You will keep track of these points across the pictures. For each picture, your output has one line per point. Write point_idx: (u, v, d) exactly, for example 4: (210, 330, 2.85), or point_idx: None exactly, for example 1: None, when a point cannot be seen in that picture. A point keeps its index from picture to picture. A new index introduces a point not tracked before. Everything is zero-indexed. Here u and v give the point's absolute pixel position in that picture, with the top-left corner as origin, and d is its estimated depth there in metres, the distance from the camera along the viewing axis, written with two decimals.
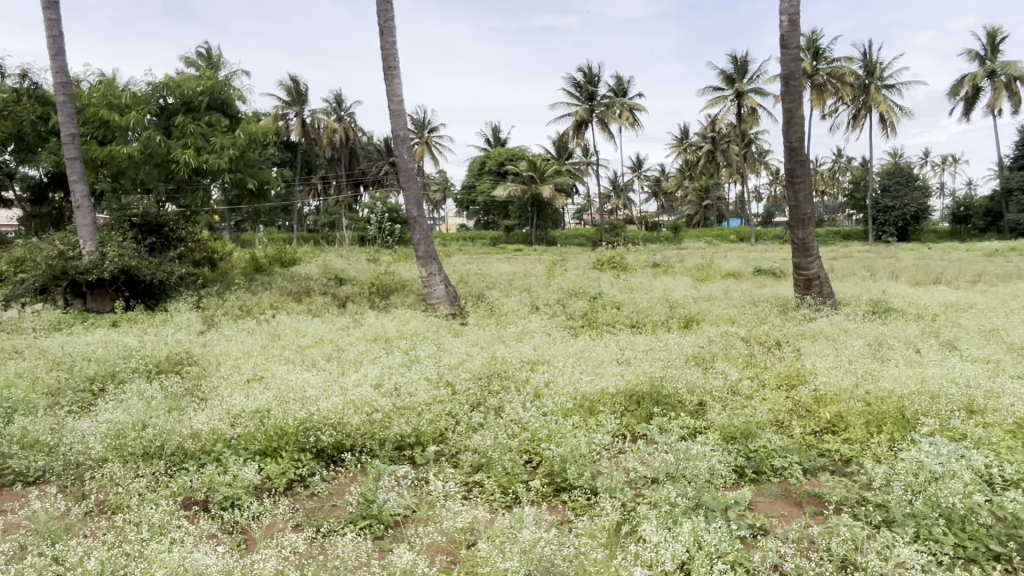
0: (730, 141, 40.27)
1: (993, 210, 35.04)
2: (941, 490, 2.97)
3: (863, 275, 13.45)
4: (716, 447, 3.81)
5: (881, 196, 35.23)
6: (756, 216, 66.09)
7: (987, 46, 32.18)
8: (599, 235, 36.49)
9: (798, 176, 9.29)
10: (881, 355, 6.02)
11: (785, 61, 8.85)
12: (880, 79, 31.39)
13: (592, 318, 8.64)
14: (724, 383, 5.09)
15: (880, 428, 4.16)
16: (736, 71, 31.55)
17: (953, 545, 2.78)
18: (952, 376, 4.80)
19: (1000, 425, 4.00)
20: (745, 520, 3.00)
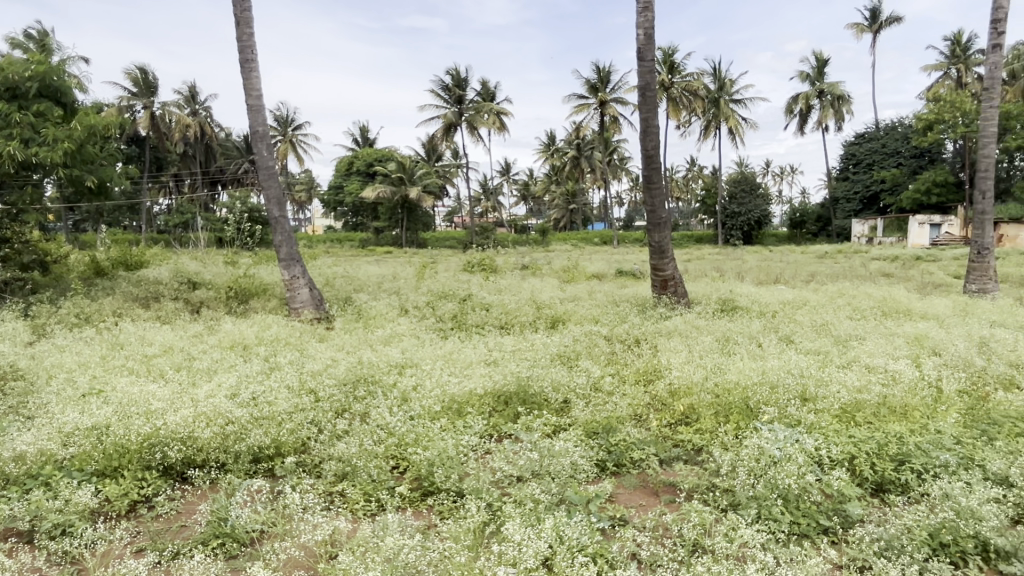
0: (594, 148, 41.92)
1: (823, 217, 38.77)
2: (779, 473, 3.24)
3: (713, 276, 14.44)
4: (579, 443, 3.92)
5: (728, 203, 38.01)
6: (618, 221, 69.48)
7: (816, 69, 35.61)
8: (469, 237, 36.72)
9: (654, 183, 9.80)
10: (728, 349, 6.48)
11: (641, 72, 9.30)
12: (728, 94, 33.86)
13: (462, 319, 8.69)
14: (587, 380, 5.25)
15: (726, 418, 4.47)
16: (599, 81, 32.87)
17: (790, 523, 3.02)
18: (788, 368, 5.25)
19: (829, 410, 4.43)
20: (606, 512, 3.11)
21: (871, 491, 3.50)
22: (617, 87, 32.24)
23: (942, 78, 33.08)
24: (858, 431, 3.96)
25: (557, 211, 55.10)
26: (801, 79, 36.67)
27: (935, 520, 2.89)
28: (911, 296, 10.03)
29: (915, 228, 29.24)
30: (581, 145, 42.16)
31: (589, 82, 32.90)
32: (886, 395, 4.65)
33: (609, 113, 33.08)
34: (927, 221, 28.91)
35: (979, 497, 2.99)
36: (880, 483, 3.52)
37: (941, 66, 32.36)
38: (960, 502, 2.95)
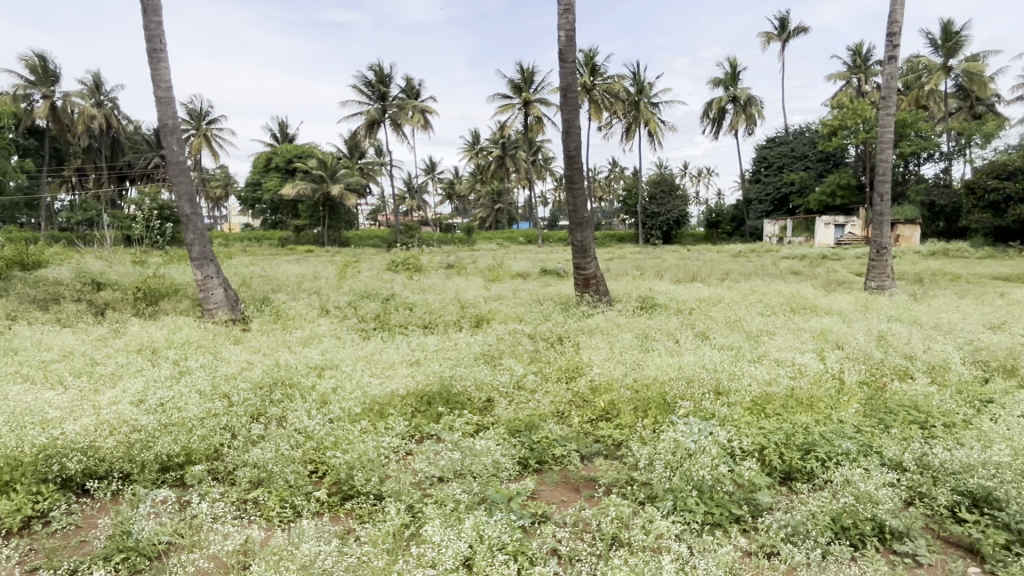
0: (518, 148, 42.20)
1: (738, 217, 40.34)
2: (693, 465, 3.35)
3: (633, 274, 14.77)
4: (500, 442, 3.92)
5: (649, 203, 39.01)
6: (543, 221, 70.31)
7: (729, 75, 37.02)
8: (393, 236, 36.25)
9: (576, 183, 9.94)
10: (646, 346, 6.63)
11: (563, 74, 9.42)
12: (647, 97, 34.74)
13: (385, 319, 8.57)
14: (510, 378, 5.28)
15: (645, 412, 4.59)
16: (522, 81, 33.10)
17: (705, 513, 3.12)
18: (703, 362, 5.43)
19: (741, 402, 4.61)
20: (527, 509, 3.13)
21: (780, 479, 3.66)
22: (540, 87, 32.55)
23: (844, 87, 34.98)
24: (768, 423, 4.13)
25: (482, 209, 55.15)
26: (715, 84, 38.02)
27: (837, 504, 3.05)
28: (817, 293, 10.56)
29: (822, 228, 30.87)
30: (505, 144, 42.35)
31: (513, 82, 33.07)
32: (794, 387, 4.87)
33: (533, 112, 33.35)
34: (832, 221, 30.56)
35: (875, 482, 3.17)
36: (788, 471, 3.69)
37: (843, 75, 34.21)
38: (859, 487, 3.13)
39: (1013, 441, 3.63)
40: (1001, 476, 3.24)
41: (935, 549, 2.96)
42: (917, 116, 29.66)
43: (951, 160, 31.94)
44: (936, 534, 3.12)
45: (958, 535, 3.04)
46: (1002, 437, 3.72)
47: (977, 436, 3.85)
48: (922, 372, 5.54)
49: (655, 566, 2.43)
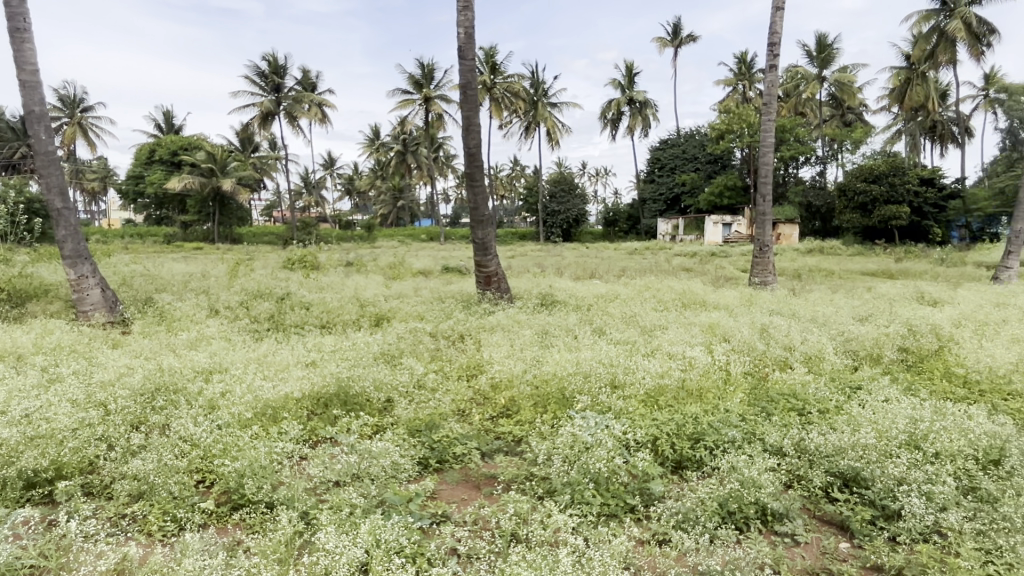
0: (419, 144, 41.79)
1: (633, 216, 41.70)
2: (590, 458, 3.42)
3: (534, 272, 14.93)
4: (399, 442, 3.86)
5: (549, 201, 39.66)
6: (444, 219, 70.11)
7: (625, 77, 38.16)
8: (289, 233, 35.02)
9: (476, 180, 9.95)
10: (546, 342, 6.74)
11: (462, 71, 9.39)
12: (546, 97, 35.26)
13: (280, 319, 8.26)
14: (410, 378, 5.21)
15: (544, 408, 4.67)
16: (423, 77, 32.78)
17: (600, 505, 3.20)
18: (600, 357, 5.56)
19: (635, 395, 4.77)
20: (427, 509, 3.10)
21: (671, 468, 3.80)
22: (441, 83, 32.36)
23: (731, 92, 36.79)
24: (660, 414, 4.29)
25: (383, 206, 54.21)
26: (612, 87, 39.10)
27: (724, 490, 3.20)
28: (706, 289, 11.06)
29: (710, 227, 32.47)
30: (406, 140, 41.83)
31: (413, 77, 32.67)
32: (685, 379, 5.09)
33: (434, 109, 33.11)
34: (720, 221, 32.21)
35: (758, 467, 3.37)
36: (679, 460, 3.84)
37: (730, 81, 36.00)
38: (744, 473, 3.30)
39: (878, 424, 3.95)
40: (867, 456, 3.51)
41: (811, 528, 3.16)
42: (795, 122, 31.67)
43: (825, 163, 34.31)
44: (813, 514, 3.32)
45: (832, 513, 3.26)
46: (869, 421, 4.03)
47: (847, 420, 4.16)
48: (800, 361, 5.93)
49: (552, 560, 2.46)
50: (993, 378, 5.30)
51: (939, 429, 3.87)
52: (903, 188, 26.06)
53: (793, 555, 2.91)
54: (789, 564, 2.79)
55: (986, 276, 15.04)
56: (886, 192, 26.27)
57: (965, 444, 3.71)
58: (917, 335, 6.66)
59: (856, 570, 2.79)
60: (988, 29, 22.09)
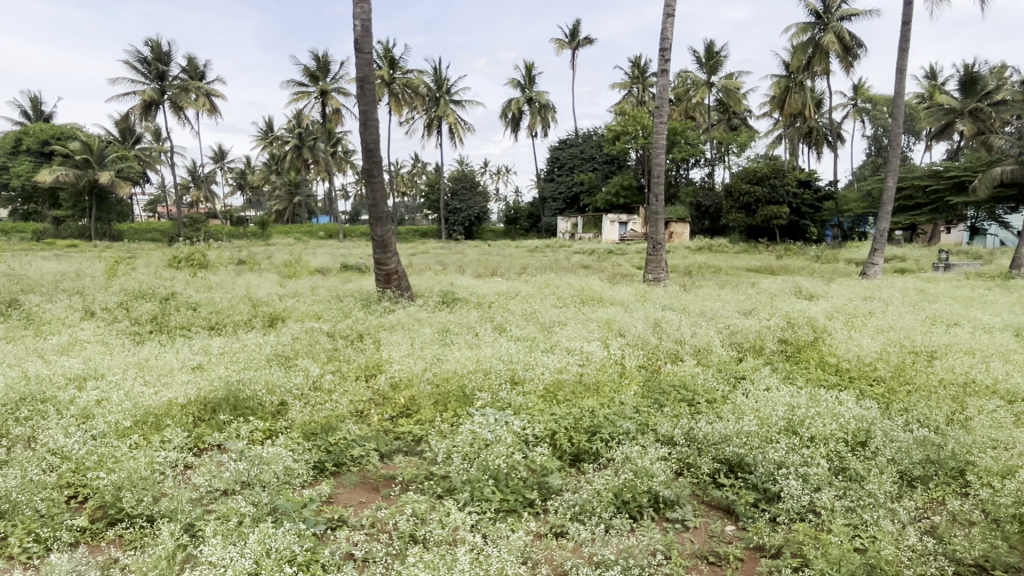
0: (316, 139, 40.57)
1: (534, 214, 42.28)
2: (490, 455, 3.44)
3: (435, 269, 14.79)
4: (293, 447, 3.72)
5: (450, 199, 39.55)
6: (343, 217, 68.55)
7: (525, 78, 38.59)
8: (175, 230, 33.08)
9: (375, 176, 9.77)
10: (447, 340, 6.71)
11: (359, 64, 9.18)
12: (448, 94, 35.11)
13: (164, 321, 7.78)
14: (305, 380, 5.04)
15: (444, 406, 4.65)
16: (318, 69, 31.83)
17: (499, 501, 3.22)
18: (500, 355, 5.58)
19: (534, 391, 4.82)
20: (323, 515, 3.02)
21: (569, 461, 3.87)
22: (338, 76, 31.52)
23: (626, 95, 37.94)
24: (559, 409, 4.36)
25: (278, 202, 52.26)
26: (512, 86, 39.40)
27: (618, 480, 3.30)
28: (604, 286, 11.35)
29: (608, 225, 33.43)
30: (303, 134, 40.50)
31: (307, 69, 31.66)
32: (582, 373, 5.21)
33: (331, 103, 32.22)
34: (617, 220, 33.21)
35: (651, 457, 3.50)
36: (577, 453, 3.91)
37: (625, 85, 37.11)
38: (637, 463, 3.42)
39: (760, 411, 4.19)
40: (750, 443, 3.72)
41: (699, 513, 3.30)
42: (686, 126, 33.06)
43: (714, 165, 36.05)
44: (701, 499, 3.48)
45: (718, 498, 3.42)
46: (752, 409, 4.27)
47: (732, 409, 4.39)
48: (690, 354, 6.19)
49: (450, 559, 2.45)
50: (861, 366, 5.75)
51: (814, 415, 4.15)
52: (783, 189, 27.76)
53: (682, 540, 3.04)
54: (680, 549, 2.90)
55: (856, 271, 16.25)
56: (768, 193, 27.86)
57: (836, 428, 4.00)
58: (795, 327, 7.11)
59: (741, 550, 2.94)
60: (856, 44, 23.84)
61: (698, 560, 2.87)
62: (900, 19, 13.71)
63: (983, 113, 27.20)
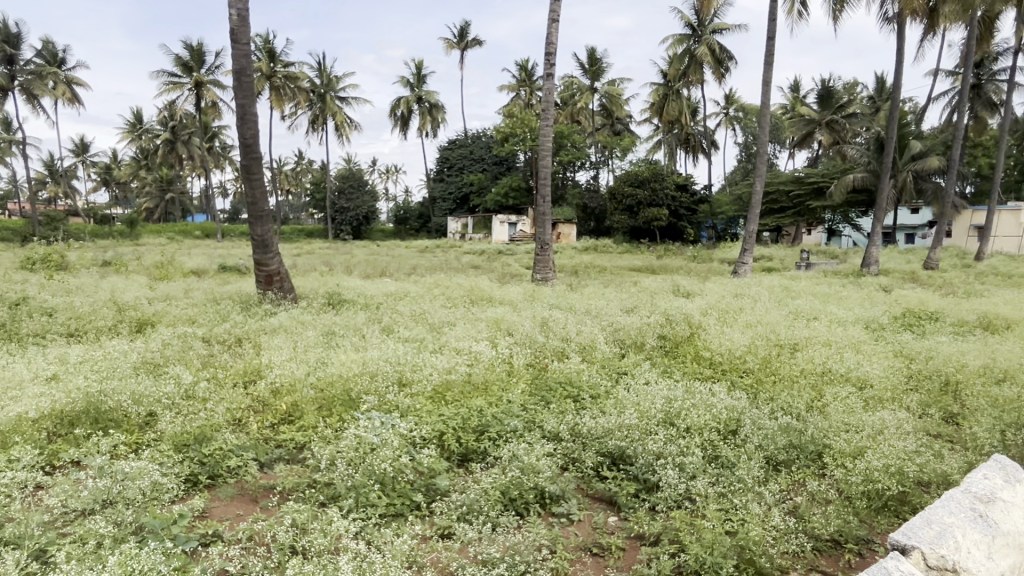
0: (192, 133, 38.36)
1: (423, 214, 41.98)
2: (376, 459, 3.37)
3: (321, 270, 14.36)
4: (162, 461, 3.50)
5: (337, 198, 38.54)
6: (222, 215, 65.32)
7: (413, 76, 38.22)
8: (28, 228, 30.17)
9: (254, 173, 9.33)
10: (332, 343, 6.54)
11: (236, 56, 8.75)
12: (334, 90, 34.18)
13: (13, 329, 7.07)
14: (176, 388, 4.74)
15: (329, 410, 4.51)
16: (192, 59, 30.04)
17: (385, 506, 3.16)
18: (387, 356, 5.49)
19: (423, 392, 4.77)
20: (196, 531, 2.84)
21: (458, 462, 3.85)
22: (214, 68, 29.92)
23: (514, 98, 38.40)
24: (447, 410, 4.34)
25: (148, 199, 48.87)
26: (400, 84, 38.89)
27: (506, 478, 3.33)
28: (492, 286, 11.42)
29: (497, 226, 33.73)
30: (176, 128, 38.15)
31: (179, 59, 29.82)
32: (469, 373, 5.21)
33: (206, 95, 30.52)
34: (506, 220, 33.58)
35: (537, 453, 3.57)
36: (465, 453, 3.90)
37: (513, 87, 37.60)
38: (524, 460, 3.48)
39: (640, 405, 4.36)
40: (631, 436, 3.87)
41: (584, 506, 3.39)
42: (572, 129, 33.89)
43: (598, 168, 37.18)
44: (586, 492, 3.57)
45: (602, 490, 3.52)
46: (633, 402, 4.43)
47: (615, 403, 4.55)
48: (575, 351, 6.36)
49: (332, 569, 2.38)
50: (731, 359, 6.10)
51: (689, 406, 4.37)
52: (662, 193, 29.06)
53: (568, 533, 3.09)
54: (565, 542, 2.96)
55: (730, 270, 17.26)
56: (650, 195, 29.07)
57: (709, 419, 4.22)
58: (673, 323, 7.46)
59: (623, 541, 3.04)
60: (728, 56, 25.36)
61: (582, 552, 2.93)
62: (765, 34, 14.70)
63: (838, 124, 29.63)
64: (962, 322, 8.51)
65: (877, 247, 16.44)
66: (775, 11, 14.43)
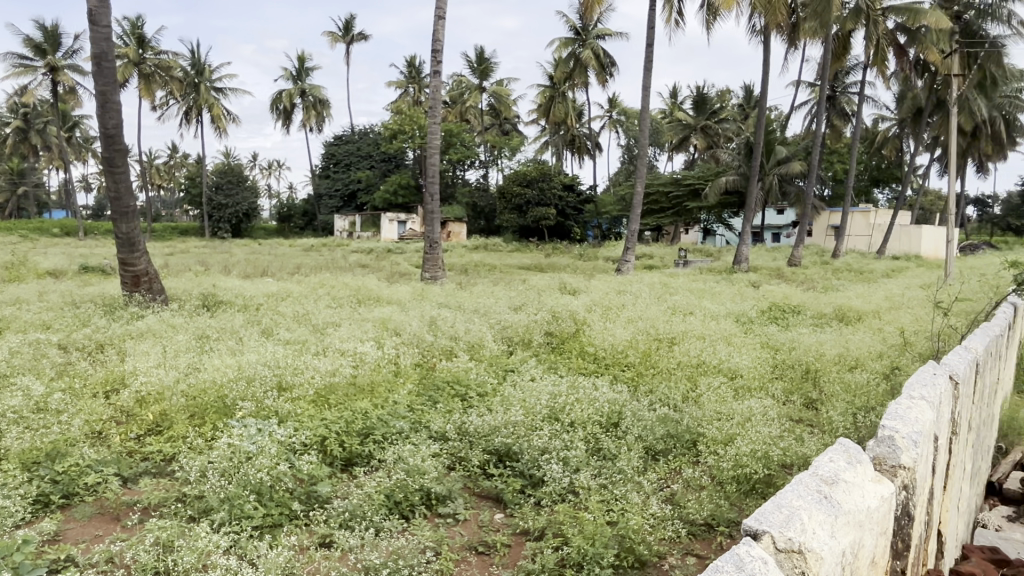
0: (47, 122, 35.15)
1: (308, 212, 40.65)
2: (251, 468, 3.20)
3: (196, 270, 13.56)
4: (5, 483, 3.17)
5: (214, 193, 36.57)
6: (84, 211, 60.33)
7: (297, 69, 36.91)
8: None
9: (117, 166, 8.64)
10: (205, 347, 6.16)
11: (94, 39, 8.09)
12: (209, 80, 32.33)
13: None
14: (24, 401, 4.31)
15: (201, 419, 4.26)
16: (46, 40, 27.49)
17: (262, 517, 3.02)
18: (264, 360, 5.24)
19: (304, 396, 4.60)
20: (42, 557, 2.59)
21: (341, 466, 3.73)
22: (72, 51, 27.52)
23: (402, 95, 37.89)
24: (329, 413, 4.21)
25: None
26: (282, 77, 37.43)
27: (390, 482, 3.26)
28: (380, 285, 11.15)
29: (386, 224, 33.16)
30: (28, 116, 34.83)
31: (30, 40, 27.18)
32: (354, 375, 5.06)
33: (63, 81, 28.02)
34: (395, 218, 33.09)
35: (422, 455, 3.52)
36: (349, 458, 3.78)
37: (401, 84, 37.07)
38: (409, 462, 3.43)
39: (526, 401, 4.40)
40: (516, 433, 3.91)
41: (470, 505, 3.38)
42: (460, 128, 33.87)
43: (487, 167, 37.35)
44: (472, 491, 3.55)
45: (488, 488, 3.52)
46: (518, 399, 4.48)
47: (501, 400, 4.58)
48: (464, 350, 6.34)
49: None
50: (615, 354, 6.30)
51: (574, 401, 4.47)
52: (550, 192, 29.60)
53: (453, 533, 3.07)
54: (450, 543, 2.93)
55: (614, 267, 17.85)
56: (538, 195, 29.52)
57: (593, 413, 4.32)
58: (559, 320, 7.60)
59: (508, 538, 3.05)
60: (610, 62, 26.23)
61: (468, 552, 2.92)
62: (645, 41, 15.29)
63: (712, 129, 31.33)
64: (821, 314, 9.23)
65: (747, 246, 17.48)
66: (653, 19, 15.05)
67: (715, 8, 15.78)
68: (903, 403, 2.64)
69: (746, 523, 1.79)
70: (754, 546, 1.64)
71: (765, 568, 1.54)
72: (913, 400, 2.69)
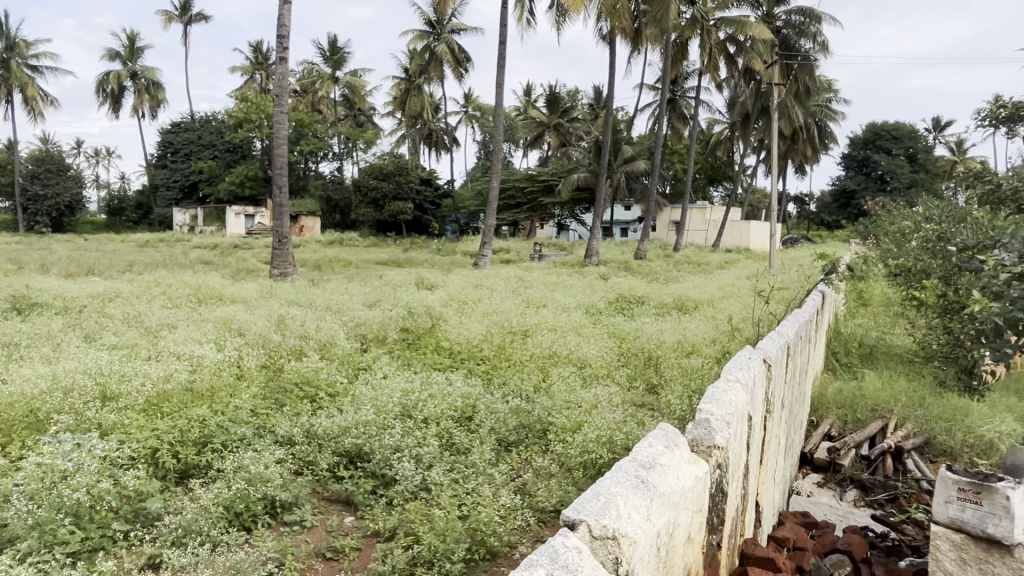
0: None
1: (143, 204, 37.51)
2: (64, 489, 2.88)
3: (4, 269, 12.01)
4: None
5: (29, 183, 32.71)
6: None
7: (126, 48, 33.87)
8: None
9: None
10: (14, 356, 5.46)
11: None
12: (20, 57, 28.88)
13: None
14: None
15: (7, 437, 3.78)
16: None
17: (79, 541, 2.72)
18: (84, 367, 4.74)
19: (133, 406, 4.22)
20: None
21: (174, 480, 3.45)
22: None
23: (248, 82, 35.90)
24: (161, 423, 3.88)
25: None
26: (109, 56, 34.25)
27: (230, 492, 3.07)
28: (225, 282, 10.48)
29: (232, 218, 31.26)
30: None
31: None
32: (192, 381, 4.71)
33: None
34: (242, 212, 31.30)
35: (265, 461, 3.34)
36: (184, 469, 3.52)
37: (247, 70, 35.13)
38: (251, 470, 3.24)
39: (377, 400, 4.31)
40: (367, 432, 3.83)
41: (318, 510, 3.26)
42: (312, 119, 32.57)
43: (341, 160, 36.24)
44: (321, 494, 3.43)
45: (338, 491, 3.41)
46: (370, 398, 4.37)
47: (353, 399, 4.46)
48: (314, 349, 6.09)
49: None
50: (470, 348, 6.33)
51: (426, 397, 4.44)
52: (407, 186, 29.25)
53: (298, 542, 2.94)
54: (295, 552, 2.81)
55: (471, 262, 17.97)
56: (395, 189, 29.07)
57: (446, 408, 4.32)
58: (414, 316, 7.54)
59: (358, 541, 2.98)
60: (465, 57, 26.35)
61: (314, 560, 2.81)
62: (499, 37, 15.49)
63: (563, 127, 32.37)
64: (662, 304, 9.82)
65: (598, 240, 18.25)
66: (506, 17, 15.29)
67: (563, 9, 16.26)
68: (721, 386, 2.85)
69: (567, 514, 1.84)
70: (572, 536, 1.68)
71: (584, 558, 1.58)
72: (730, 383, 2.91)
